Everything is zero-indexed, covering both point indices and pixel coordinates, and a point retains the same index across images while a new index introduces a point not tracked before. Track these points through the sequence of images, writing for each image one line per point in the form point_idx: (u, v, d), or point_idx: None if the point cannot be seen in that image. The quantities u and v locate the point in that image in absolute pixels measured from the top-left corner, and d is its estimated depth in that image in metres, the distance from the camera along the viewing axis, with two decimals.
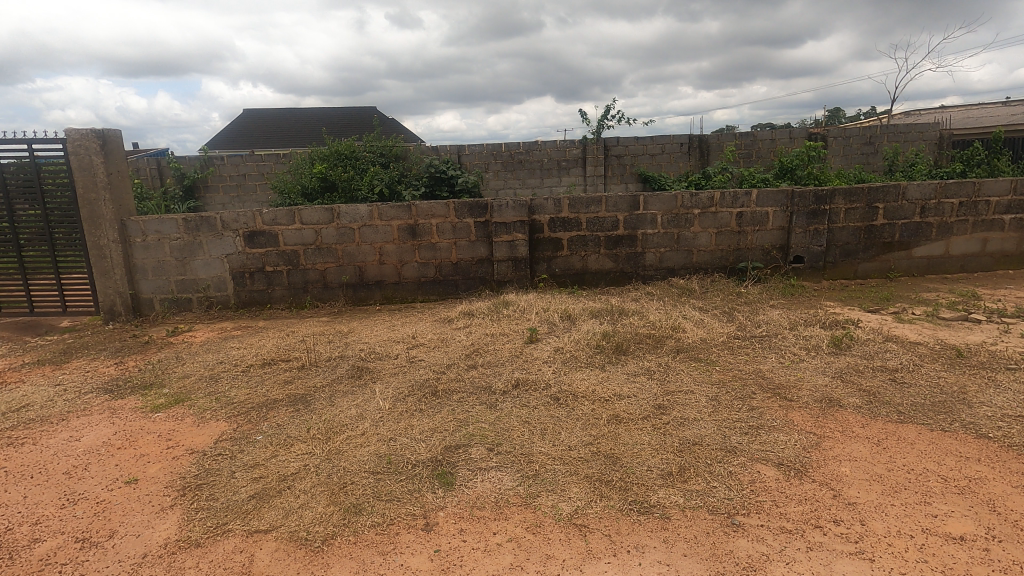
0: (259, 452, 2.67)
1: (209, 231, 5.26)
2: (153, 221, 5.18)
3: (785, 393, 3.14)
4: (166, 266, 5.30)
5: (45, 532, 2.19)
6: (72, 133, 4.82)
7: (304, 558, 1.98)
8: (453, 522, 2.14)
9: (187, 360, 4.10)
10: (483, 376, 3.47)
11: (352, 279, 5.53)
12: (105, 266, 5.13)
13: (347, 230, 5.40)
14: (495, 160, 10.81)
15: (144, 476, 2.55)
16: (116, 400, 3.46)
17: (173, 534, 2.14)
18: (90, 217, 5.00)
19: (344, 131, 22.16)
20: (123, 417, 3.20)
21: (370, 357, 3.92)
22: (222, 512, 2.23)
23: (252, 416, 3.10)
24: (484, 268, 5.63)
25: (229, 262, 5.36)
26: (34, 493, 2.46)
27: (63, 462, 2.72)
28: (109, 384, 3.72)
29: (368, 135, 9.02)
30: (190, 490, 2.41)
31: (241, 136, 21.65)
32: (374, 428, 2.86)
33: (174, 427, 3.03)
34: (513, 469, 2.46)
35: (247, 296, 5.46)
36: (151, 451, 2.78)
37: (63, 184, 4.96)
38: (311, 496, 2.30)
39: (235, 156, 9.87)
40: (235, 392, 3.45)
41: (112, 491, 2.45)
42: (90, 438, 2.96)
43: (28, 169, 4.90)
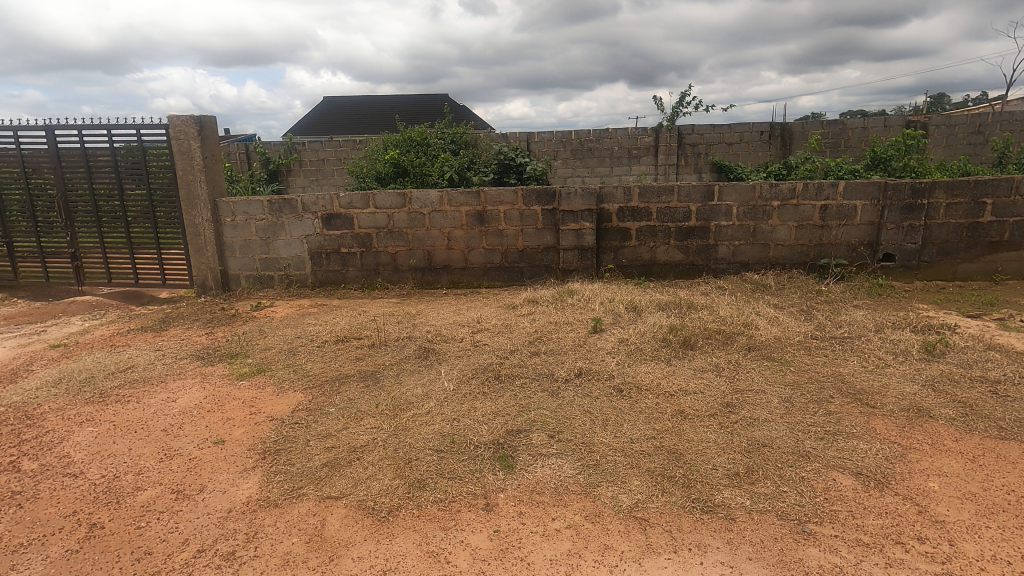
0: (332, 423, 2.82)
1: (291, 213, 5.55)
2: (241, 203, 5.52)
3: (867, 399, 2.95)
4: (252, 245, 5.64)
5: (146, 482, 2.42)
6: (174, 119, 5.23)
7: (371, 526, 2.08)
8: (513, 504, 2.18)
9: (268, 333, 4.37)
10: (546, 364, 3.48)
11: (421, 263, 5.68)
12: (200, 243, 5.55)
13: (418, 215, 5.55)
14: (564, 148, 10.68)
15: (231, 438, 2.76)
16: (207, 366, 3.76)
17: (254, 493, 2.30)
18: (188, 198, 5.42)
19: (417, 118, 22.70)
20: (213, 382, 3.48)
21: (437, 339, 4.02)
22: (298, 477, 2.38)
23: (327, 388, 3.28)
24: (550, 256, 5.62)
25: (307, 243, 5.65)
26: (137, 446, 2.72)
27: (162, 420, 2.99)
28: (200, 351, 4.04)
29: (440, 122, 9.17)
30: (270, 454, 2.58)
31: (321, 123, 22.69)
32: (439, 407, 2.94)
33: (256, 394, 3.26)
34: (574, 457, 2.46)
35: (323, 276, 5.73)
36: (236, 415, 3.01)
37: (166, 167, 5.40)
38: (379, 468, 2.41)
39: (316, 141, 10.32)
40: (311, 365, 3.65)
41: (203, 450, 2.67)
42: (184, 399, 3.24)
43: (136, 152, 5.39)
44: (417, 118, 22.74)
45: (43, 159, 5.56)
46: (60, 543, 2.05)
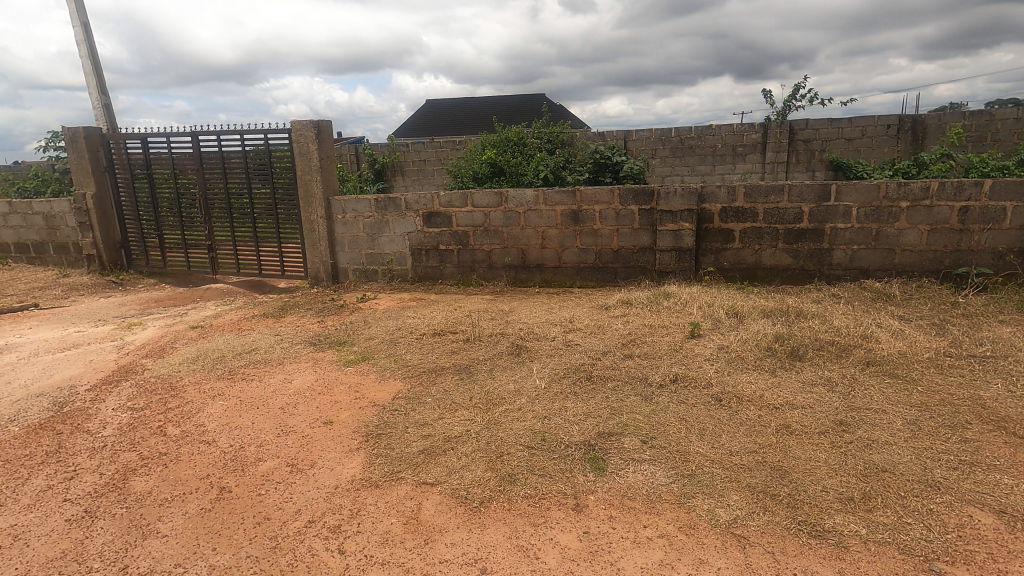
0: (428, 413, 2.94)
1: (395, 211, 5.85)
2: (351, 201, 5.90)
3: (1014, 428, 2.59)
4: (359, 241, 6.01)
5: (266, 453, 2.67)
6: (297, 124, 5.71)
7: (464, 515, 2.15)
8: (603, 507, 2.15)
9: (372, 324, 4.64)
10: (640, 368, 3.39)
11: (515, 261, 5.77)
12: (314, 238, 6.01)
13: (514, 214, 5.63)
14: (663, 146, 10.33)
15: (338, 419, 2.97)
16: (318, 352, 4.08)
17: (358, 473, 2.46)
18: (306, 196, 5.89)
19: (514, 118, 23.02)
20: (323, 367, 3.76)
21: (529, 337, 4.07)
22: (397, 461, 2.51)
23: (424, 379, 3.43)
24: (646, 257, 5.47)
25: (409, 239, 5.92)
26: (259, 420, 3.01)
27: (279, 399, 3.28)
28: (313, 338, 4.38)
29: (538, 121, 9.22)
30: (372, 438, 2.75)
31: (424, 126, 23.69)
32: (531, 404, 2.97)
33: (361, 380, 3.49)
34: (667, 464, 2.38)
35: (422, 271, 5.99)
36: (343, 399, 3.23)
37: (287, 167, 5.96)
38: (471, 459, 2.48)
39: (418, 143, 10.80)
40: (410, 356, 3.83)
41: (315, 428, 2.90)
42: (299, 381, 3.54)
43: (263, 154, 6.00)
44: (515, 118, 23.06)
45: (189, 161, 6.35)
46: (196, 501, 2.32)
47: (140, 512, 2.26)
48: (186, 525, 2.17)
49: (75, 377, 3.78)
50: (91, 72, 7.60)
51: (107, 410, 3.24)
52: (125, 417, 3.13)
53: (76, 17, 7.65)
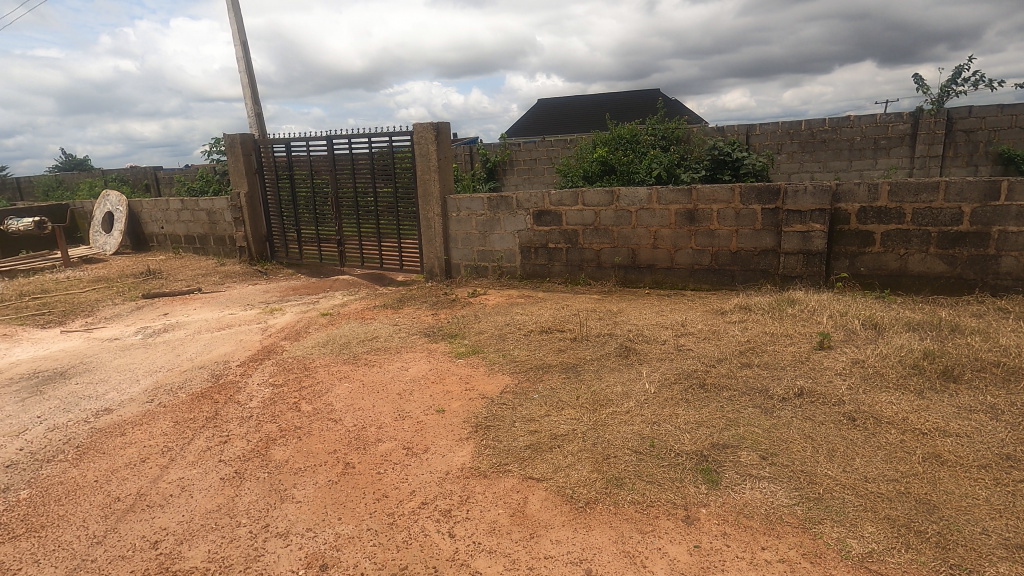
0: (535, 409, 2.98)
1: (506, 209, 5.98)
2: (466, 200, 6.12)
3: None
4: (471, 238, 6.21)
5: (385, 435, 2.86)
6: (418, 127, 6.03)
7: (569, 513, 2.15)
8: (716, 523, 2.04)
9: (482, 319, 4.79)
10: (760, 378, 3.17)
11: (625, 261, 5.65)
12: (431, 235, 6.32)
13: (625, 213, 5.52)
14: (791, 140, 9.50)
15: (449, 408, 3.11)
16: (432, 343, 4.29)
17: (468, 461, 2.56)
18: (424, 194, 6.21)
19: (627, 115, 22.51)
20: (437, 358, 3.95)
21: (638, 339, 3.97)
22: (505, 454, 2.57)
23: (531, 375, 3.47)
24: (768, 260, 5.10)
25: (519, 237, 6.02)
26: (379, 404, 3.24)
27: (397, 385, 3.50)
28: (427, 329, 4.61)
29: (652, 117, 8.86)
30: (481, 429, 2.84)
31: (535, 125, 23.96)
32: (639, 408, 2.90)
33: (471, 372, 3.62)
34: (789, 484, 2.21)
35: (531, 269, 6.07)
36: (454, 389, 3.38)
37: (408, 168, 6.33)
38: (577, 459, 2.47)
39: (530, 142, 10.95)
40: (518, 352, 3.90)
41: (428, 415, 3.05)
42: (414, 369, 3.75)
43: (387, 155, 6.42)
44: (627, 115, 22.55)
45: (324, 163, 6.97)
46: (325, 472, 2.54)
47: (278, 478, 2.52)
48: (317, 494, 2.39)
49: (229, 353, 4.31)
50: (247, 85, 8.59)
51: (254, 384, 3.66)
52: (267, 392, 3.52)
53: (236, 37, 8.68)
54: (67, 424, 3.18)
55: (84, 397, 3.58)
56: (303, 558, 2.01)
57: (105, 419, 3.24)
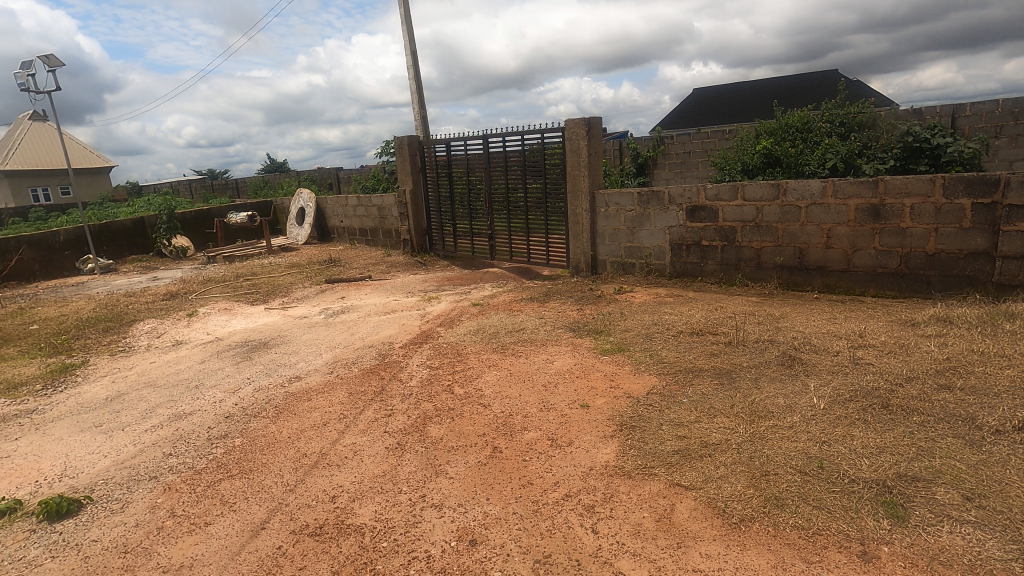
0: (684, 413, 2.85)
1: (658, 205, 5.77)
2: (615, 195, 6.02)
3: None
4: (619, 234, 6.10)
5: (530, 425, 2.94)
6: (570, 123, 6.07)
7: (722, 528, 2.02)
8: (901, 565, 1.78)
9: (628, 316, 4.69)
10: (964, 404, 2.68)
11: (791, 261, 5.13)
12: (578, 230, 6.34)
13: (793, 209, 5.01)
14: (1016, 121, 7.85)
15: (594, 404, 3.10)
16: (577, 338, 4.31)
17: (612, 460, 2.53)
18: (574, 190, 6.25)
19: (797, 101, 20.38)
20: (582, 353, 3.96)
21: (804, 348, 3.59)
22: (651, 457, 2.49)
23: (680, 378, 3.32)
24: (979, 265, 4.29)
25: (670, 233, 5.77)
26: (525, 394, 3.33)
27: (543, 376, 3.58)
28: (573, 324, 4.64)
29: (828, 102, 7.86)
30: (626, 428, 2.79)
31: (690, 116, 22.75)
32: (805, 424, 2.62)
33: (616, 370, 3.57)
34: (1004, 535, 1.84)
35: (681, 267, 5.79)
36: (599, 385, 3.35)
37: (558, 164, 6.41)
38: (731, 471, 2.31)
39: (684, 134, 10.44)
40: (666, 353, 3.76)
41: (573, 409, 3.07)
42: (559, 363, 3.80)
43: (538, 152, 6.57)
44: (797, 101, 20.41)
45: (479, 161, 7.33)
46: (475, 454, 2.69)
47: (434, 453, 2.73)
48: (467, 473, 2.53)
49: (393, 335, 4.76)
50: (414, 91, 9.35)
51: (414, 365, 4.00)
52: (425, 373, 3.82)
53: (406, 47, 9.47)
54: (268, 387, 3.76)
55: (280, 365, 4.19)
56: (454, 531, 2.14)
57: (295, 385, 3.77)
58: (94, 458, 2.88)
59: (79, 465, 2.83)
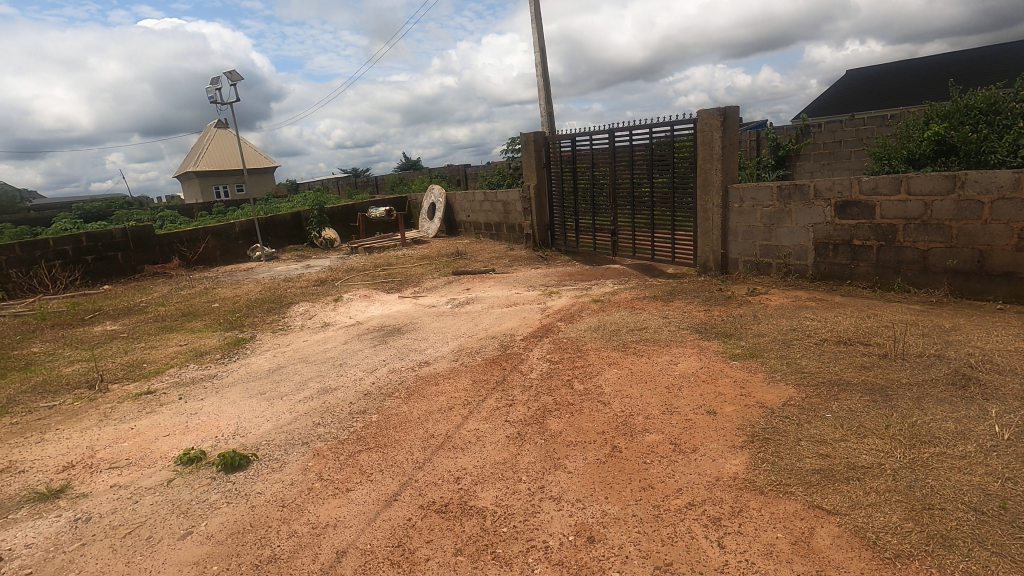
0: (826, 430, 2.59)
1: (801, 200, 5.27)
2: (751, 189, 5.61)
3: None
4: (755, 231, 5.68)
5: (652, 427, 2.86)
6: (703, 113, 5.75)
7: (871, 562, 1.81)
8: None
9: (762, 320, 4.36)
10: None
11: (966, 265, 4.42)
12: (708, 227, 6.00)
13: (972, 204, 4.31)
14: None
15: (721, 411, 2.93)
16: (704, 340, 4.09)
17: (741, 472, 2.37)
18: (704, 184, 5.93)
19: (981, 78, 17.44)
20: (708, 356, 3.76)
21: (982, 367, 3.07)
22: (787, 473, 2.30)
23: (823, 391, 3.02)
24: None
25: (815, 231, 5.25)
26: (647, 395, 3.24)
27: (666, 378, 3.45)
28: (699, 325, 4.42)
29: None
30: (758, 440, 2.60)
31: (842, 100, 20.47)
32: (982, 456, 2.25)
33: (748, 377, 3.33)
34: None
35: (827, 269, 5.25)
36: (728, 392, 3.16)
37: (688, 157, 6.12)
38: (884, 500, 2.06)
39: (835, 121, 9.45)
40: (806, 362, 3.44)
41: (698, 415, 2.93)
42: (684, 365, 3.64)
43: (666, 145, 6.33)
44: (983, 78, 17.45)
45: (604, 155, 7.23)
46: (594, 451, 2.68)
47: (554, 446, 2.76)
48: (586, 469, 2.52)
49: (514, 328, 4.88)
50: (541, 87, 9.45)
51: (534, 358, 4.07)
52: (545, 366, 3.88)
53: (535, 44, 9.59)
54: (401, 369, 4.05)
55: (411, 349, 4.50)
56: (572, 526, 2.15)
57: (425, 370, 4.02)
58: (259, 421, 3.31)
59: (248, 426, 3.26)
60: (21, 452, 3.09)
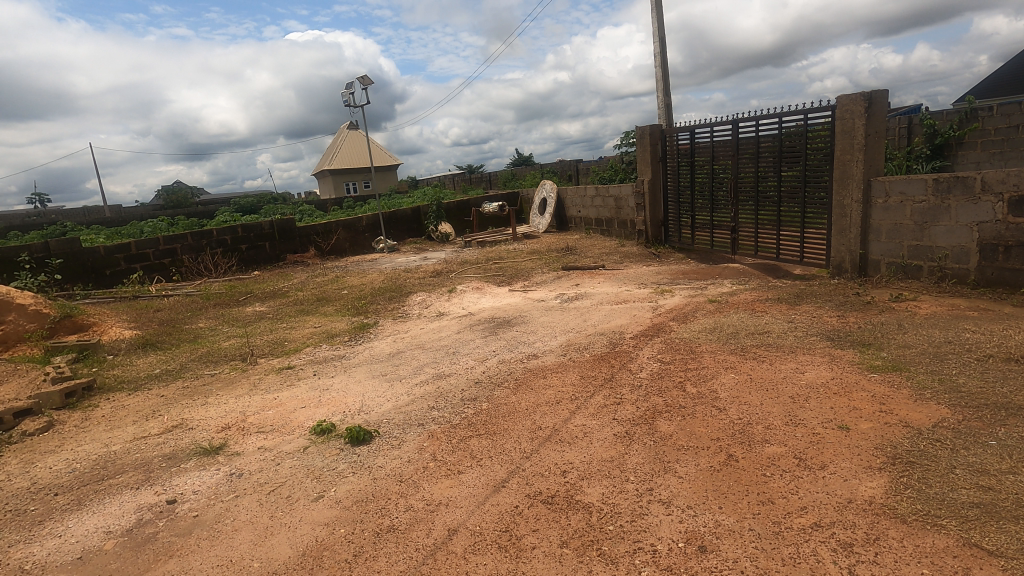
0: (989, 459, 2.25)
1: (962, 194, 4.60)
2: (900, 182, 5.00)
3: None
4: (902, 230, 5.06)
5: (773, 438, 2.67)
6: (843, 99, 5.23)
7: None
8: None
9: (909, 330, 3.88)
10: None
11: None
12: (844, 224, 5.45)
13: None
14: None
15: (856, 428, 2.66)
16: (837, 349, 3.72)
17: (879, 496, 2.14)
18: (841, 177, 5.39)
19: None
20: (841, 366, 3.42)
21: None
22: (936, 504, 2.04)
23: (986, 415, 2.63)
24: None
25: (980, 231, 4.56)
26: (768, 404, 3.02)
27: (790, 387, 3.20)
28: (831, 332, 4.04)
29: None
30: (901, 463, 2.33)
31: (1020, 78, 17.53)
32: None
33: (889, 392, 2.98)
34: None
35: (994, 274, 4.53)
36: (864, 407, 2.86)
37: (823, 147, 5.60)
38: None
39: (1011, 104, 8.18)
40: (964, 380, 3.00)
41: (827, 429, 2.68)
42: (812, 374, 3.35)
43: (798, 135, 5.84)
44: None
45: (726, 148, 6.84)
46: (707, 457, 2.56)
47: (664, 449, 2.67)
48: (698, 476, 2.41)
49: (624, 325, 4.79)
50: (660, 78, 9.13)
51: (644, 357, 3.97)
52: (656, 366, 3.76)
53: (654, 33, 9.28)
54: (510, 360, 4.15)
55: (521, 342, 4.59)
56: (682, 532, 2.08)
57: (533, 362, 4.08)
58: (381, 400, 3.57)
59: (371, 404, 3.53)
60: (191, 412, 3.61)
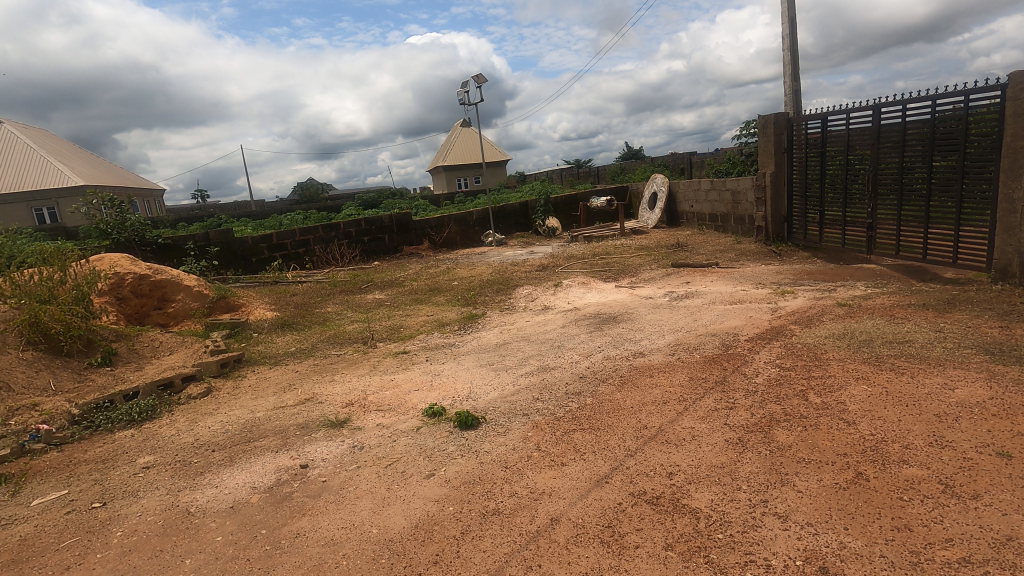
0: None
1: None
2: None
3: None
4: None
5: (912, 459, 2.39)
6: (1018, 76, 4.52)
7: None
8: None
9: None
10: None
11: None
12: (1012, 222, 4.67)
13: None
14: None
15: (1020, 456, 2.31)
16: (999, 365, 3.23)
17: None
18: (1011, 166, 4.61)
19: None
20: (1003, 385, 2.97)
21: None
22: None
23: None
24: None
25: None
26: (908, 421, 2.70)
27: (936, 404, 2.84)
28: (991, 345, 3.52)
29: None
30: None
31: None
32: None
33: None
34: None
35: None
36: None
37: (990, 133, 4.90)
38: None
39: None
40: None
41: (982, 455, 2.36)
42: (964, 392, 2.94)
43: (956, 119, 5.15)
44: None
45: (865, 136, 6.19)
46: (832, 474, 2.35)
47: (781, 460, 2.50)
48: (820, 493, 2.23)
49: (739, 327, 4.53)
50: (788, 62, 8.46)
51: (761, 361, 3.73)
52: (773, 371, 3.53)
53: (783, 13, 8.59)
54: (615, 357, 4.10)
55: (626, 339, 4.51)
56: (801, 550, 1.94)
57: (639, 360, 4.00)
58: (487, 389, 3.70)
59: (478, 391, 3.67)
60: (320, 387, 3.99)
